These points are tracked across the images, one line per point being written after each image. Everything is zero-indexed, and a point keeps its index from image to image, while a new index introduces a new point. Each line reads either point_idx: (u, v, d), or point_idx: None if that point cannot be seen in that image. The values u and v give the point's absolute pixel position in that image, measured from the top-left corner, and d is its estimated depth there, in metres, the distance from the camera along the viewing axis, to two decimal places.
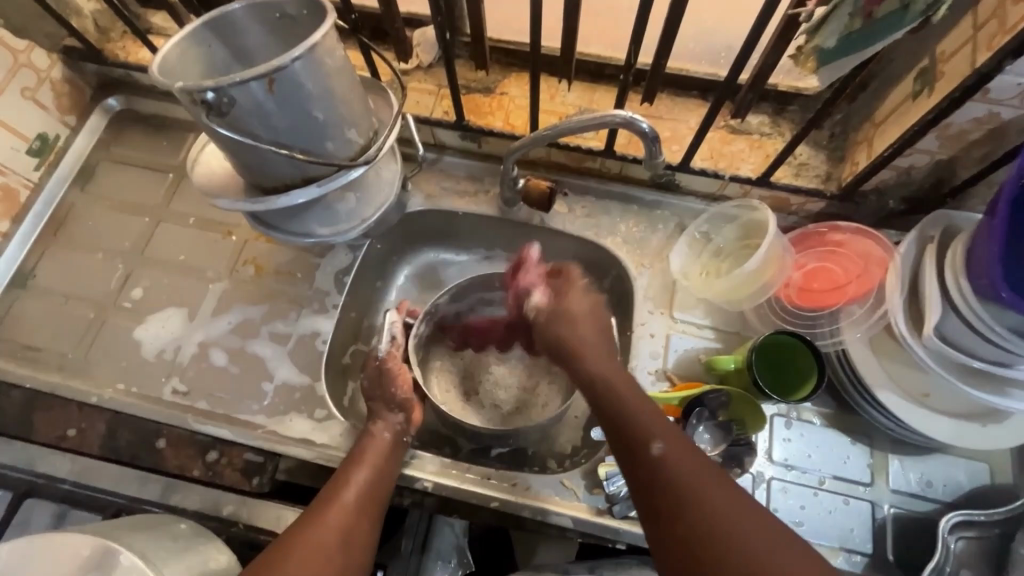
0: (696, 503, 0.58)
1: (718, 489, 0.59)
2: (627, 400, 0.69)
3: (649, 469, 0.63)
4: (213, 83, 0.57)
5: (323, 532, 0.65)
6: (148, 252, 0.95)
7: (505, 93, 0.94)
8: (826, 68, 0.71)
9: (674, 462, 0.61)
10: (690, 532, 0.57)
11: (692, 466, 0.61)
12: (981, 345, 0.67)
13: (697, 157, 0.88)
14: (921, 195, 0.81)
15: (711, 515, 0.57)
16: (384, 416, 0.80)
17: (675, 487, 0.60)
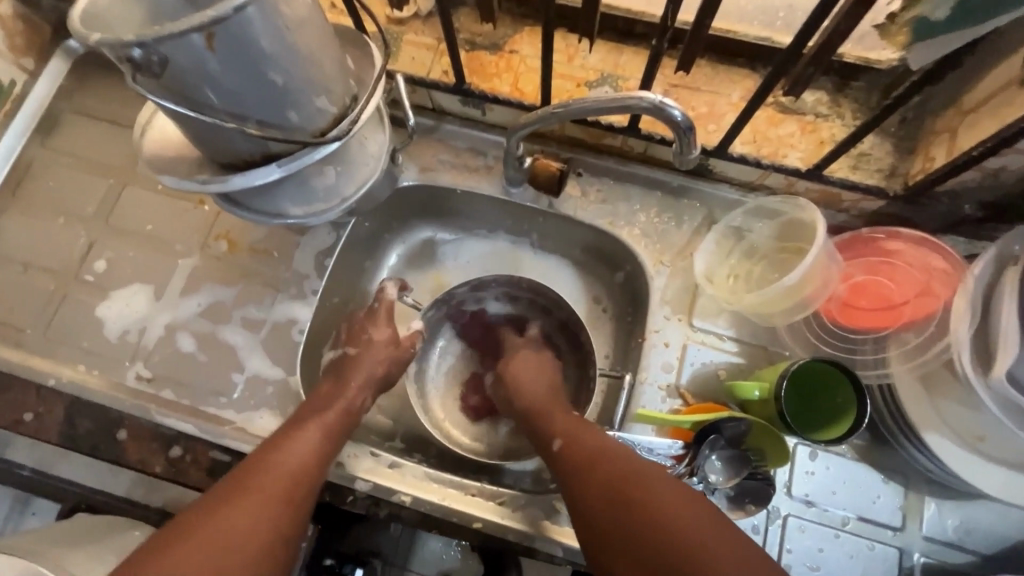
0: (625, 490, 0.56)
1: (655, 479, 0.56)
2: (546, 411, 0.71)
3: (569, 468, 0.62)
4: (136, 37, 0.46)
5: (263, 498, 0.59)
6: (112, 218, 0.86)
7: (515, 52, 0.80)
8: (920, 44, 0.62)
9: (597, 456, 0.61)
10: (620, 522, 0.55)
11: (625, 460, 0.59)
12: None
13: (738, 140, 0.75)
14: (1005, 202, 0.68)
15: (638, 503, 0.55)
16: (355, 384, 0.73)
17: (597, 480, 0.59)
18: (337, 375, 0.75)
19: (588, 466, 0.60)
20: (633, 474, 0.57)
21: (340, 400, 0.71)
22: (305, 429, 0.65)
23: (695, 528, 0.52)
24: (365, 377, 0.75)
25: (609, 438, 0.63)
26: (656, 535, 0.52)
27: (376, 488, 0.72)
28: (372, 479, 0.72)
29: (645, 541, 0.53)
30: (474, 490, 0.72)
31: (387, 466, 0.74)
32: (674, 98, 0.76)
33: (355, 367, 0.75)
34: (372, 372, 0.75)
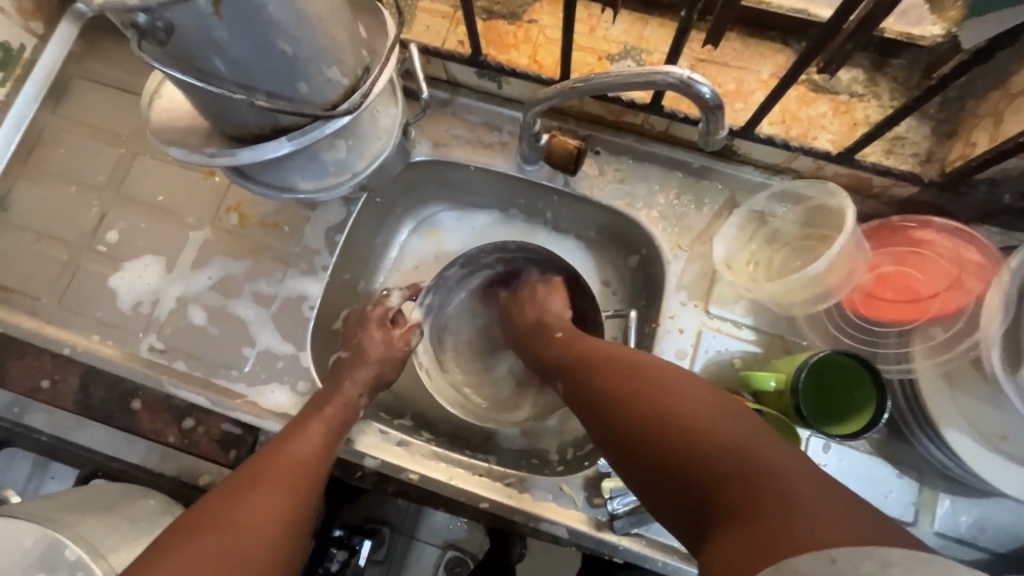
0: (633, 386, 0.56)
1: (666, 375, 0.56)
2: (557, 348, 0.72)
3: (578, 384, 0.63)
4: (140, 2, 0.44)
5: (277, 479, 0.60)
6: (124, 188, 0.85)
7: (534, 22, 0.76)
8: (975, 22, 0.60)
9: (604, 370, 0.62)
10: (630, 416, 0.54)
11: (641, 368, 0.59)
12: None
13: (766, 121, 0.71)
14: None
15: (648, 396, 0.54)
16: (355, 379, 0.72)
17: (607, 384, 0.59)
18: (336, 370, 0.74)
19: (600, 377, 0.61)
20: (643, 376, 0.57)
21: (338, 392, 0.71)
22: (308, 423, 0.66)
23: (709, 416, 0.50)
24: (365, 379, 0.73)
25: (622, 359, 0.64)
26: (668, 419, 0.51)
27: (384, 466, 0.73)
28: (380, 456, 0.73)
29: (656, 424, 0.52)
30: (481, 471, 0.72)
31: (395, 444, 0.74)
32: (701, 74, 0.72)
33: (358, 361, 0.74)
34: (375, 373, 0.75)
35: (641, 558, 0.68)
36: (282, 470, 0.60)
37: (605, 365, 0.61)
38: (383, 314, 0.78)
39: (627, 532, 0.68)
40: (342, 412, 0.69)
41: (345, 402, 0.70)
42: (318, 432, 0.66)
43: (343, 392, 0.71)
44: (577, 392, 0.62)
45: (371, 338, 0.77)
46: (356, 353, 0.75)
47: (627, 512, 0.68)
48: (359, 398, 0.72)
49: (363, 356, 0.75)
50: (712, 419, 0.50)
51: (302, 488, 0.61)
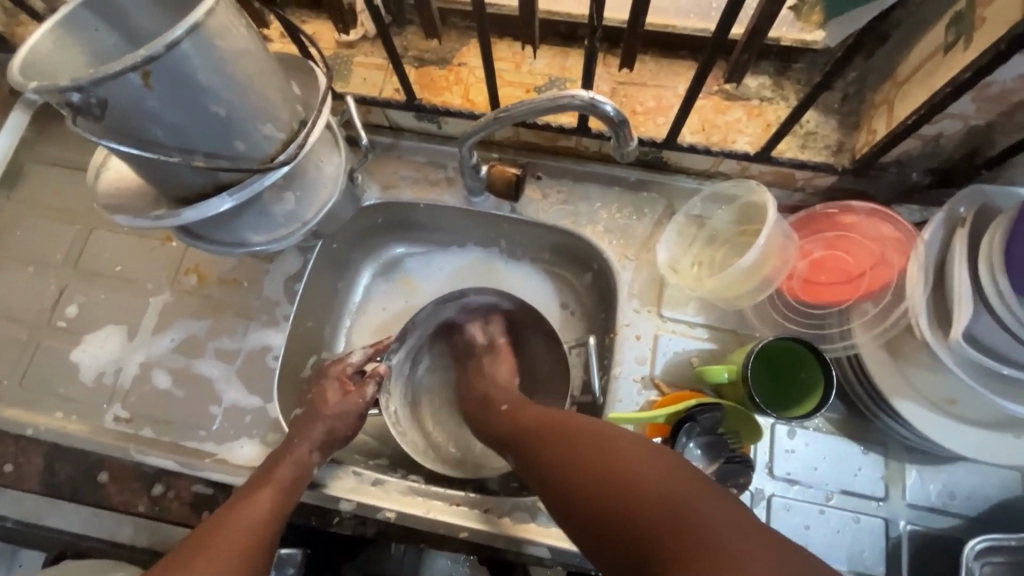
0: (571, 456, 0.54)
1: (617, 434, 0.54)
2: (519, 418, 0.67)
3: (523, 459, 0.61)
4: (73, 81, 0.47)
5: (223, 549, 0.57)
6: (81, 263, 0.86)
7: (463, 64, 0.81)
8: (835, 23, 0.68)
9: (544, 437, 0.60)
10: (569, 491, 0.53)
11: (575, 432, 0.57)
12: (1015, 350, 0.57)
13: (686, 131, 0.76)
14: (950, 167, 0.69)
15: (583, 464, 0.53)
16: (308, 433, 0.71)
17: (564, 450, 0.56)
18: (291, 428, 0.72)
19: (539, 447, 0.59)
20: (575, 441, 0.56)
21: (289, 453, 0.69)
22: (257, 488, 0.65)
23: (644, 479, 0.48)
24: (320, 437, 0.71)
25: (572, 418, 0.60)
26: (616, 494, 0.48)
27: (360, 507, 0.72)
28: (355, 498, 0.72)
29: (592, 497, 0.50)
30: (459, 500, 0.72)
31: (371, 484, 0.73)
32: (622, 95, 0.77)
33: (314, 417, 0.73)
34: (327, 428, 0.72)
35: None
36: (234, 542, 0.58)
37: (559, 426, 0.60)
38: (342, 370, 0.78)
39: None
40: (291, 477, 0.67)
41: (295, 463, 0.68)
42: (265, 498, 0.64)
43: (293, 453, 0.69)
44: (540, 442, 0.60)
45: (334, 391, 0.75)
46: (313, 411, 0.73)
47: None
48: (310, 457, 0.70)
49: (317, 411, 0.73)
50: (648, 480, 0.48)
51: (250, 563, 0.58)
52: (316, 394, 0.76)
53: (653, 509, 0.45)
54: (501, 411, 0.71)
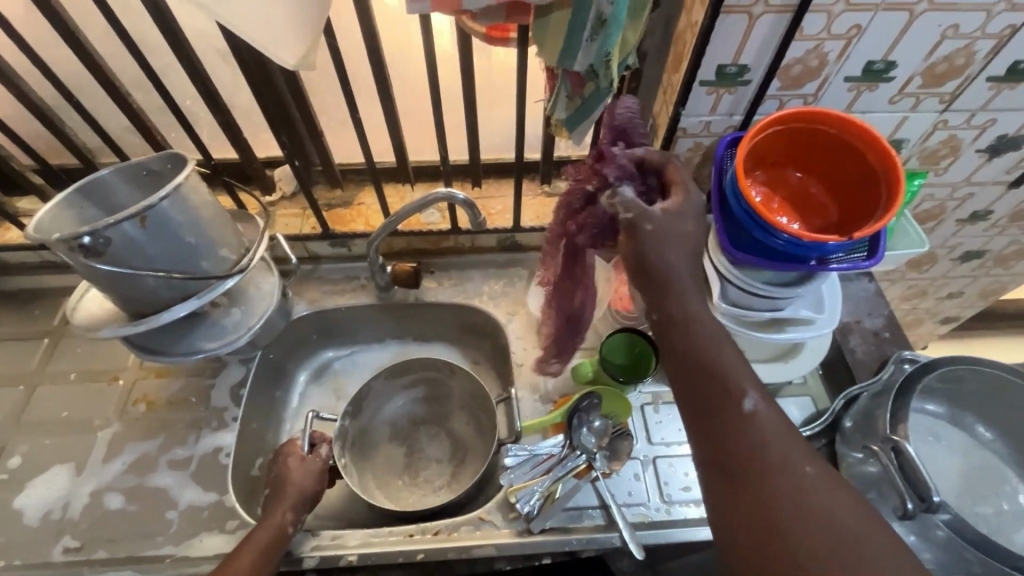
0: (823, 522, 0.56)
1: (849, 508, 0.58)
2: (733, 376, 0.64)
3: (752, 443, 0.61)
4: (89, 227, 0.67)
5: None
6: (24, 418, 0.93)
7: (363, 203, 1.11)
8: (576, 132, 0.82)
9: (799, 487, 0.59)
10: (801, 537, 0.56)
11: (841, 510, 0.57)
12: (752, 299, 0.89)
13: (527, 219, 1.10)
14: (690, 210, 1.08)
15: (829, 531, 0.56)
16: (280, 504, 0.78)
17: (777, 466, 0.60)
18: (264, 507, 0.79)
19: (766, 457, 0.61)
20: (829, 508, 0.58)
21: (267, 519, 0.76)
22: (238, 553, 0.72)
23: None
24: (291, 501, 0.79)
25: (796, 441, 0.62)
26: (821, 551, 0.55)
27: (323, 560, 0.80)
28: (318, 552, 0.80)
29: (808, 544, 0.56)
30: (413, 531, 0.83)
31: (330, 539, 0.82)
32: (480, 205, 1.11)
33: (281, 488, 0.80)
34: (298, 493, 0.80)
35: (560, 544, 0.83)
36: None
37: (775, 438, 0.62)
38: (294, 446, 0.86)
39: (544, 529, 0.83)
40: (268, 537, 0.74)
41: (274, 526, 0.76)
42: (247, 559, 0.72)
43: (272, 518, 0.76)
44: (754, 438, 0.61)
45: (290, 466, 0.83)
46: (280, 483, 0.81)
47: (537, 511, 0.83)
48: (286, 518, 0.77)
49: (284, 481, 0.81)
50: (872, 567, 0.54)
51: None
52: (278, 472, 0.82)
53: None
54: (726, 350, 0.67)
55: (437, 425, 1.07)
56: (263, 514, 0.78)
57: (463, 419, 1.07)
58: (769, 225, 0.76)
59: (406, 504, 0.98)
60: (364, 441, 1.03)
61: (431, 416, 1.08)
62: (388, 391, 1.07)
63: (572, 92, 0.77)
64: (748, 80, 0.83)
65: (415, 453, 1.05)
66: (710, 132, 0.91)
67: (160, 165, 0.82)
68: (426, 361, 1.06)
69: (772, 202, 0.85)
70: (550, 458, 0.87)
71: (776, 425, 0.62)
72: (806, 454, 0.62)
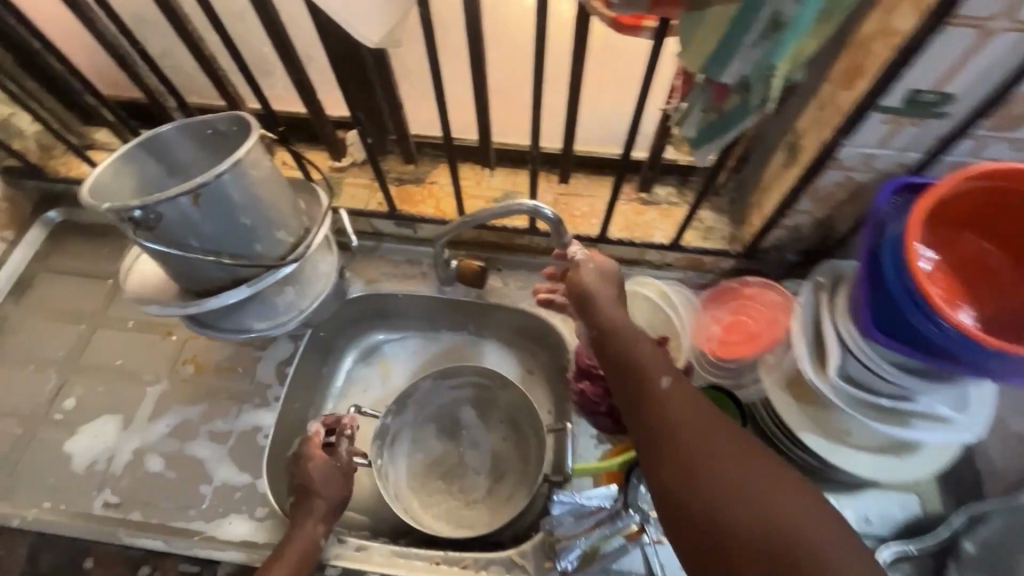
0: (738, 474, 0.56)
1: (765, 464, 0.57)
2: (650, 360, 0.65)
3: (669, 417, 0.61)
4: (140, 202, 0.61)
5: None
6: (83, 358, 0.94)
7: (435, 182, 1.01)
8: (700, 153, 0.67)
9: (718, 448, 0.58)
10: (734, 511, 0.54)
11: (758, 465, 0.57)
12: (878, 382, 0.73)
13: (614, 229, 0.96)
14: (814, 248, 0.90)
15: (761, 502, 0.54)
16: (309, 515, 0.75)
17: (694, 432, 0.59)
18: (293, 513, 0.76)
19: (682, 424, 0.60)
20: (758, 472, 0.56)
21: (297, 532, 0.74)
22: (270, 567, 0.70)
23: (835, 547, 0.51)
24: (322, 511, 0.75)
25: (709, 410, 0.62)
26: (742, 503, 0.54)
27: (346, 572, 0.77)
28: (340, 563, 0.77)
29: (731, 503, 0.55)
30: (439, 559, 0.78)
31: (355, 550, 0.78)
32: (563, 204, 0.98)
33: (310, 497, 0.75)
34: (328, 503, 0.76)
35: None
36: None
37: (691, 411, 0.61)
38: (314, 444, 0.79)
39: None
40: (300, 552, 0.72)
41: (305, 540, 0.73)
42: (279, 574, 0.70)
43: (301, 530, 0.74)
44: (670, 416, 0.61)
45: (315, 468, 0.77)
46: (305, 490, 0.76)
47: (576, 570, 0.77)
48: (317, 531, 0.74)
49: (310, 488, 0.76)
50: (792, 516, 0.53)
51: None
52: (300, 475, 0.76)
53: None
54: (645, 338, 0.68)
55: (475, 434, 1.00)
56: (293, 520, 0.75)
57: (500, 434, 0.99)
58: (939, 315, 0.59)
59: (432, 516, 0.92)
60: (403, 439, 0.98)
61: (470, 422, 1.00)
62: (433, 389, 0.99)
63: (710, 105, 0.61)
64: (945, 112, 0.63)
65: (453, 460, 0.98)
66: (869, 168, 0.73)
67: (227, 127, 0.74)
68: (481, 367, 0.98)
69: (936, 273, 0.67)
70: (599, 511, 0.77)
71: (692, 401, 0.62)
72: (722, 424, 0.60)
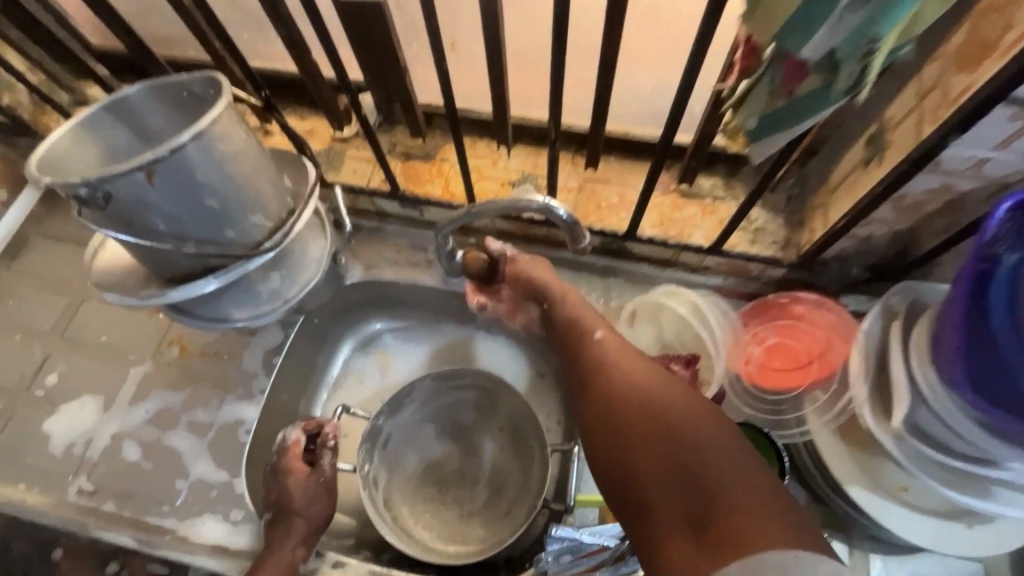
0: (644, 406, 0.54)
1: (676, 396, 0.54)
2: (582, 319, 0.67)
3: (595, 365, 0.61)
4: (83, 179, 0.52)
5: None
6: (68, 332, 0.89)
7: (446, 159, 0.90)
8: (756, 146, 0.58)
9: (631, 385, 0.57)
10: (637, 444, 0.52)
11: (668, 397, 0.54)
12: (955, 440, 0.59)
13: (646, 225, 0.83)
14: (886, 263, 0.75)
15: (666, 430, 0.51)
16: (288, 538, 0.69)
17: (615, 376, 0.58)
18: (269, 532, 0.70)
19: (604, 369, 0.60)
20: (669, 404, 0.53)
21: (272, 556, 0.68)
22: None
23: (733, 474, 0.47)
24: (302, 534, 0.69)
25: (636, 356, 0.61)
26: (644, 434, 0.52)
27: None
28: None
29: (636, 435, 0.53)
30: None
31: (332, 566, 0.73)
32: (589, 190, 0.86)
33: (288, 517, 0.69)
34: (307, 523, 0.70)
35: None
36: None
37: (614, 358, 0.60)
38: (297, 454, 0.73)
39: None
40: None
41: (281, 566, 0.67)
42: None
43: (277, 555, 0.68)
44: (596, 364, 0.61)
45: (294, 482, 0.71)
46: (284, 509, 0.70)
47: None
48: (295, 555, 0.68)
49: (289, 509, 0.70)
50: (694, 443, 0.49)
51: None
52: (278, 490, 0.71)
53: (761, 556, 0.40)
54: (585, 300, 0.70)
55: (472, 441, 0.91)
56: (269, 541, 0.69)
57: (499, 443, 0.90)
58: None
59: (424, 528, 0.85)
60: (396, 441, 0.89)
61: (467, 426, 0.91)
62: (431, 390, 0.90)
63: (778, 89, 0.49)
64: None
65: (449, 467, 0.90)
66: (977, 173, 0.57)
67: (202, 90, 0.64)
68: (484, 372, 0.89)
69: None
70: (602, 552, 0.67)
71: (621, 350, 0.61)
72: (648, 367, 0.58)
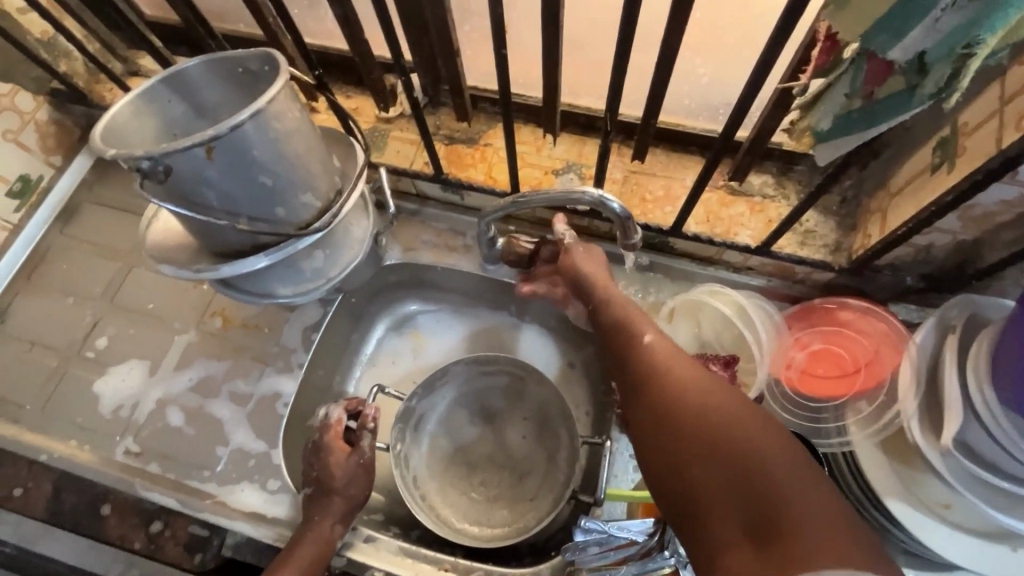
0: (699, 411, 0.52)
1: (733, 402, 0.52)
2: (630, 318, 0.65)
3: (644, 367, 0.59)
4: (147, 152, 0.53)
5: None
6: (117, 298, 0.92)
7: (490, 145, 0.89)
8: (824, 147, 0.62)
9: (686, 389, 0.54)
10: (691, 451, 0.50)
11: (725, 404, 0.51)
12: (1008, 462, 0.57)
13: (692, 221, 0.81)
14: (943, 273, 0.73)
15: (725, 439, 0.49)
16: (326, 514, 0.71)
17: (665, 377, 0.56)
18: (308, 506, 0.72)
19: (653, 370, 0.57)
20: (725, 410, 0.51)
21: (310, 531, 0.70)
22: (280, 565, 0.67)
23: (801, 488, 0.45)
24: (340, 512, 0.71)
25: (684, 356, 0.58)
26: (698, 442, 0.50)
27: (350, 563, 0.73)
28: (347, 554, 0.73)
29: (689, 441, 0.51)
30: (447, 565, 0.73)
31: (363, 540, 0.75)
32: (634, 183, 0.84)
33: (326, 493, 0.71)
34: (345, 502, 0.71)
35: None
36: None
37: (664, 360, 0.58)
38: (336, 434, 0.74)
39: None
40: (312, 555, 0.68)
41: (318, 542, 0.69)
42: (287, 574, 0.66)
43: (315, 531, 0.70)
44: (644, 366, 0.59)
45: (336, 461, 0.73)
46: (324, 486, 0.72)
47: None
48: (332, 531, 0.70)
49: (329, 485, 0.72)
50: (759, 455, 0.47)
51: None
52: (320, 466, 0.73)
53: None
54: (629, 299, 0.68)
55: (500, 426, 0.91)
56: (308, 515, 0.71)
57: (521, 432, 0.90)
58: None
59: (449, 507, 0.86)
60: (426, 422, 0.90)
61: (494, 412, 0.92)
62: (466, 374, 0.91)
63: (858, 90, 0.54)
64: None
65: (477, 451, 0.90)
66: None
67: (259, 67, 0.64)
68: (517, 359, 0.89)
69: None
70: (630, 546, 0.67)
71: (671, 353, 0.59)
72: (700, 372, 0.56)
